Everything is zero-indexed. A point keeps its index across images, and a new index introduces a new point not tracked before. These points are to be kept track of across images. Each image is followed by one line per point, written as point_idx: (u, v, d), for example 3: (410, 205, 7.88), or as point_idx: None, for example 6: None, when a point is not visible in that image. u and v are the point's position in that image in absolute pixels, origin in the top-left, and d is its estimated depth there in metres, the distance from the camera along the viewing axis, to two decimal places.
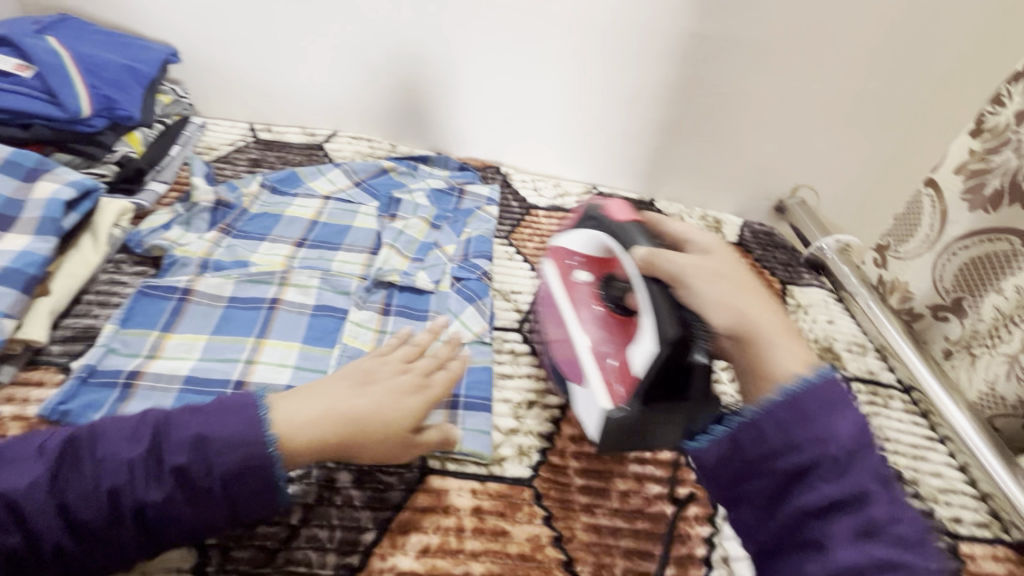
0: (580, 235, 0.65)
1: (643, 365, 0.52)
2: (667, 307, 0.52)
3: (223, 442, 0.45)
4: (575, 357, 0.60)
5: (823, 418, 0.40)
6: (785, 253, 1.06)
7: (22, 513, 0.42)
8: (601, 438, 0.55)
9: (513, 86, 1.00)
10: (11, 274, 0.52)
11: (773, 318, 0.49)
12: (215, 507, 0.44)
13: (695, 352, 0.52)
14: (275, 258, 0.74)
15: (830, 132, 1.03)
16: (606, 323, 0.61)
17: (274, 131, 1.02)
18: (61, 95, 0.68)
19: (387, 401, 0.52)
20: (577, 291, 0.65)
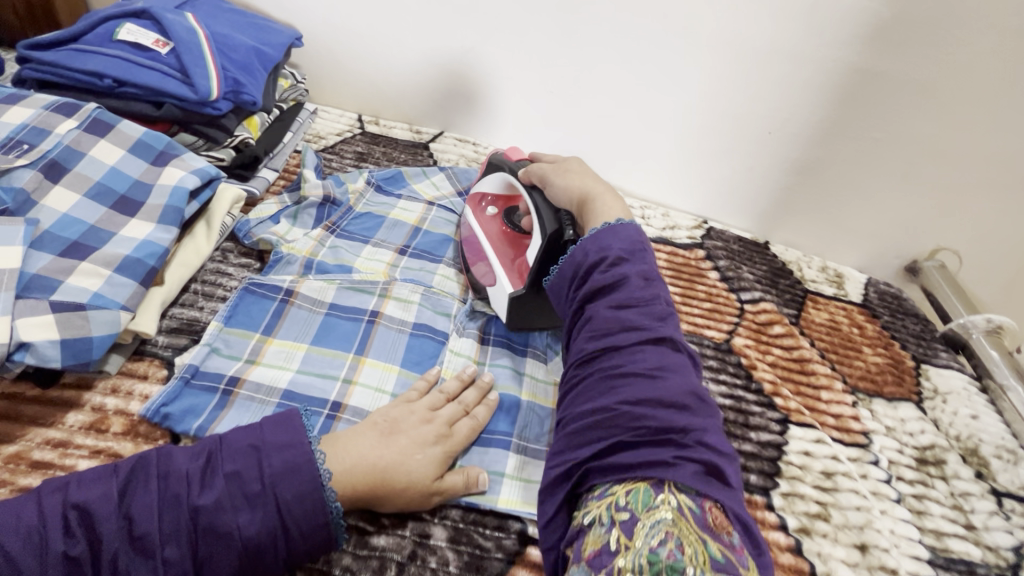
0: (490, 178, 0.73)
1: (533, 258, 0.62)
2: (546, 205, 0.63)
3: (277, 446, 0.42)
4: (482, 257, 0.69)
5: (606, 237, 0.55)
6: (916, 322, 0.91)
7: (90, 519, 0.38)
8: (510, 318, 0.64)
9: (635, 105, 0.91)
10: (133, 264, 0.50)
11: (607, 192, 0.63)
12: (288, 523, 0.40)
13: (565, 235, 0.60)
14: (377, 266, 0.70)
15: (1001, 196, 0.88)
16: (509, 240, 0.70)
17: (381, 124, 1.00)
18: (194, 76, 0.66)
19: (427, 462, 0.48)
20: (484, 221, 0.73)
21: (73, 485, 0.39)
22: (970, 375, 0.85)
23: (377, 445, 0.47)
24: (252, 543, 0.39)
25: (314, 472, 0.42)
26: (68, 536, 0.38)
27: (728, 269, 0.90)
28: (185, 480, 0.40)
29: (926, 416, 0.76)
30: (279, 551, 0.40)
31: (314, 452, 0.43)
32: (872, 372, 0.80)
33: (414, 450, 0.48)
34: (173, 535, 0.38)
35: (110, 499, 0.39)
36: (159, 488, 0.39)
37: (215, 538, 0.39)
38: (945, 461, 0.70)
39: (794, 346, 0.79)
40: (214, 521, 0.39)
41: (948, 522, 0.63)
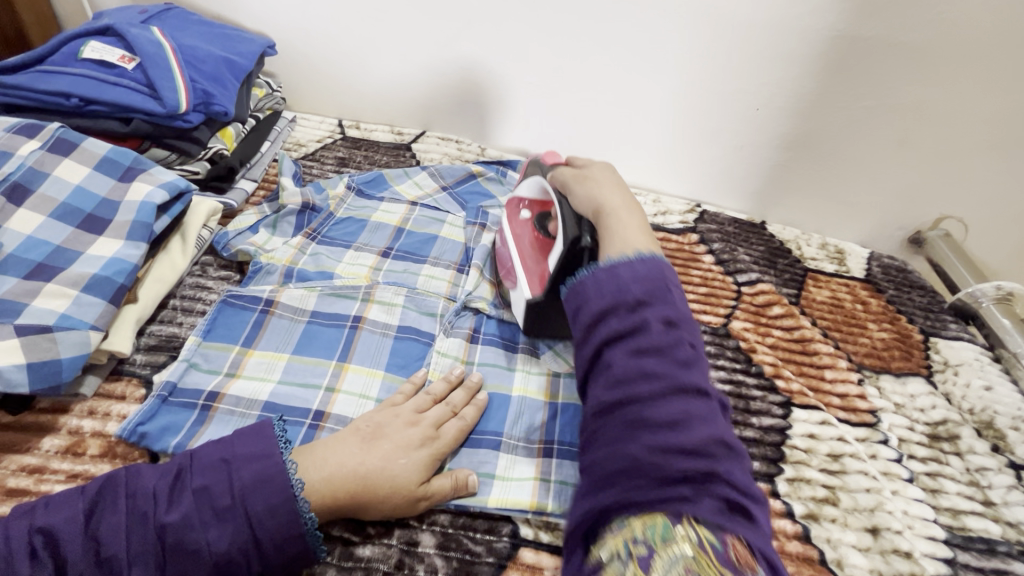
0: (531, 183, 0.68)
1: (553, 265, 0.57)
2: (568, 210, 0.59)
3: (247, 459, 0.41)
4: (511, 265, 0.65)
5: (624, 275, 0.49)
6: (923, 294, 0.88)
7: (56, 543, 0.37)
8: (526, 322, 0.61)
9: (619, 90, 0.89)
10: (100, 282, 0.49)
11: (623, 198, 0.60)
12: (261, 538, 0.39)
13: (582, 241, 0.55)
14: (360, 271, 0.69)
15: (1003, 157, 0.84)
16: (540, 247, 0.64)
17: (361, 128, 0.98)
18: (161, 89, 0.65)
19: (411, 466, 0.46)
20: (516, 226, 0.69)
21: (41, 508, 0.38)
22: (981, 345, 0.81)
23: (356, 451, 0.45)
24: (223, 559, 0.38)
25: (285, 484, 0.41)
26: (34, 559, 0.37)
27: (722, 251, 0.88)
28: (153, 497, 0.39)
29: (937, 390, 0.73)
30: (253, 565, 0.39)
31: (287, 463, 0.42)
32: (878, 348, 0.77)
33: (396, 455, 0.46)
34: (141, 554, 0.37)
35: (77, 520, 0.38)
36: (127, 507, 0.38)
37: (185, 556, 0.38)
38: (959, 435, 0.67)
39: (795, 326, 0.77)
40: (183, 538, 0.38)
41: (965, 499, 0.60)
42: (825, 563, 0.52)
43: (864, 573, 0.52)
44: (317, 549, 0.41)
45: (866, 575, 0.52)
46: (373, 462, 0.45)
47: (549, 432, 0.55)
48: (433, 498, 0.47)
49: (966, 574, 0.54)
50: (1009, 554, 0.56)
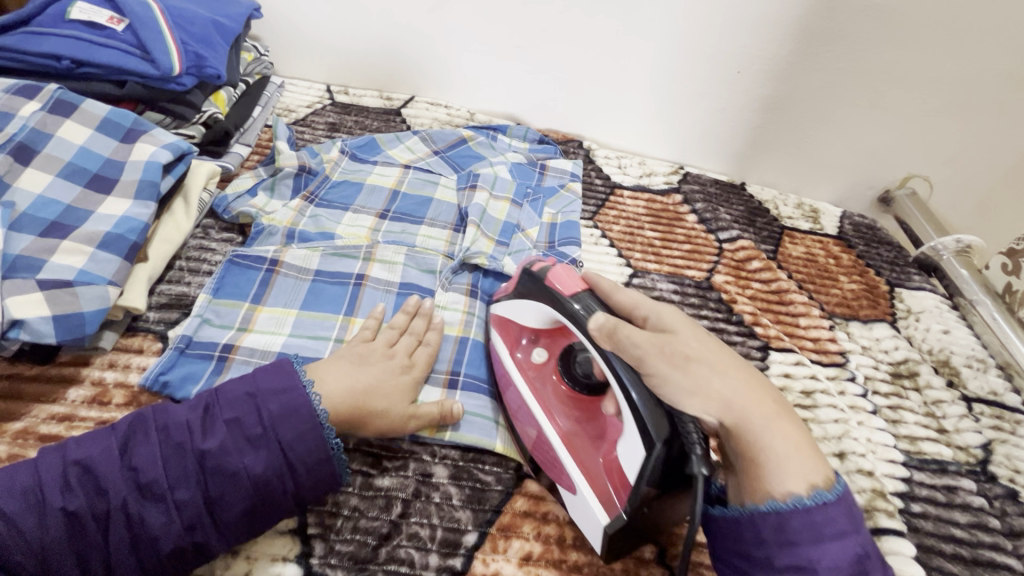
0: (525, 306, 0.53)
1: (636, 474, 0.42)
2: (636, 389, 0.43)
3: (271, 394, 0.44)
4: (527, 413, 0.51)
5: (739, 430, 0.42)
6: (890, 249, 0.94)
7: (97, 473, 0.40)
8: (608, 552, 0.44)
9: (605, 54, 0.91)
10: (114, 239, 0.50)
11: (754, 396, 0.43)
12: (292, 462, 0.43)
13: (697, 468, 0.40)
14: (360, 231, 0.71)
15: (966, 118, 0.89)
16: (581, 410, 0.51)
17: (350, 93, 0.99)
18: (154, 51, 0.65)
19: (401, 385, 0.51)
20: (534, 373, 0.53)
21: (76, 445, 0.41)
22: (942, 294, 0.88)
23: (353, 375, 0.49)
24: (260, 482, 0.42)
25: (310, 415, 0.44)
26: (70, 490, 0.39)
27: (705, 210, 0.92)
28: (186, 429, 0.42)
29: (899, 333, 0.79)
30: (287, 488, 0.43)
31: (310, 395, 0.45)
32: (848, 298, 0.83)
33: (388, 378, 0.51)
34: (182, 479, 0.40)
35: (114, 453, 0.41)
36: (161, 439, 0.41)
37: (225, 480, 0.41)
38: (918, 373, 0.74)
39: (772, 278, 0.82)
40: (219, 463, 0.41)
41: (922, 427, 0.67)
42: None
43: None
44: (342, 471, 0.45)
45: None
46: (371, 384, 0.50)
47: None
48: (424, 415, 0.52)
49: (921, 490, 0.60)
50: (959, 472, 0.63)
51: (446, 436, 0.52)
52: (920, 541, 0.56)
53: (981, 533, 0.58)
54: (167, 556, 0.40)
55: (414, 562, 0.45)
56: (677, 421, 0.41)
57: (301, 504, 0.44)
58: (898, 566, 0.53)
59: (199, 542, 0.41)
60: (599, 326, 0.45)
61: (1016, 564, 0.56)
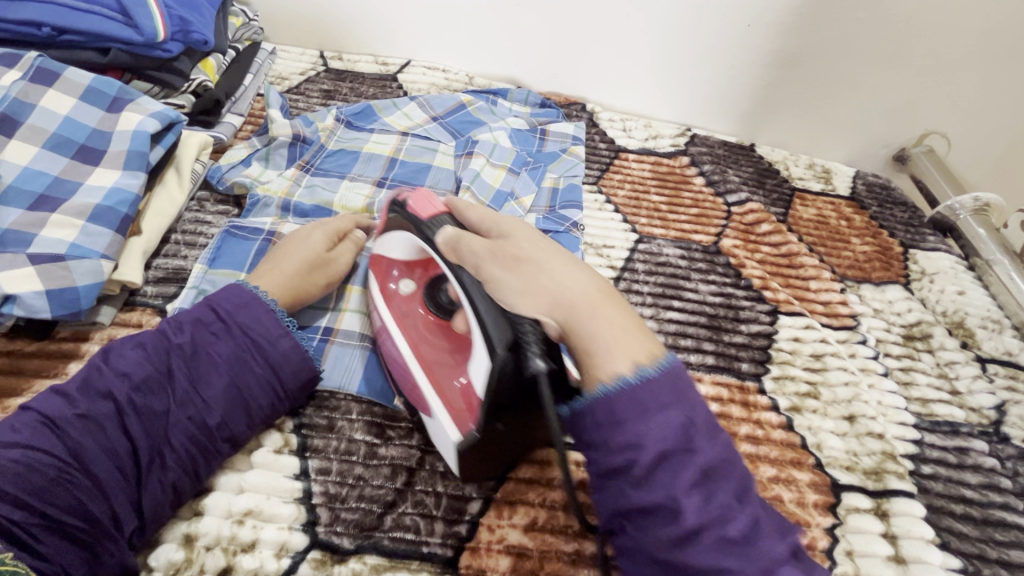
0: (391, 237, 0.53)
1: (481, 383, 0.40)
2: (489, 308, 0.40)
3: (224, 295, 0.49)
4: (404, 366, 0.49)
5: (632, 420, 0.35)
6: (904, 210, 0.91)
7: (90, 384, 0.42)
8: (461, 467, 0.45)
9: (608, 9, 0.86)
10: (105, 212, 0.49)
11: (614, 316, 0.39)
12: (266, 342, 0.48)
13: (531, 364, 0.37)
14: (355, 204, 0.69)
15: (989, 69, 0.85)
16: (442, 330, 0.51)
17: (344, 59, 0.95)
18: (136, 16, 0.62)
19: (312, 246, 0.56)
20: (399, 304, 0.53)
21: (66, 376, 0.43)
22: (957, 256, 0.85)
23: (273, 275, 0.53)
24: (234, 361, 0.46)
25: (264, 303, 0.49)
26: (71, 400, 0.41)
27: (713, 172, 0.89)
28: (160, 335, 0.46)
29: (913, 296, 0.77)
30: (261, 364, 0.47)
31: (257, 290, 0.50)
32: (860, 260, 0.81)
33: (303, 254, 0.55)
34: (171, 372, 0.44)
35: (99, 366, 0.44)
36: (139, 348, 0.45)
37: (204, 363, 0.46)
38: (932, 335, 0.72)
39: (782, 242, 0.80)
40: (200, 351, 0.46)
41: (934, 389, 0.66)
42: (807, 447, 0.58)
43: (842, 453, 0.58)
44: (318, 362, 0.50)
45: (844, 455, 0.57)
46: (291, 269, 0.53)
47: None
48: (344, 252, 0.58)
49: (931, 451, 0.60)
50: (971, 434, 0.62)
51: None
52: (930, 502, 0.55)
53: (992, 494, 0.57)
54: (178, 442, 0.43)
55: (420, 529, 0.45)
56: (516, 321, 0.39)
57: (281, 393, 0.48)
58: (908, 528, 0.53)
59: (199, 422, 0.44)
60: (447, 241, 0.45)
61: None
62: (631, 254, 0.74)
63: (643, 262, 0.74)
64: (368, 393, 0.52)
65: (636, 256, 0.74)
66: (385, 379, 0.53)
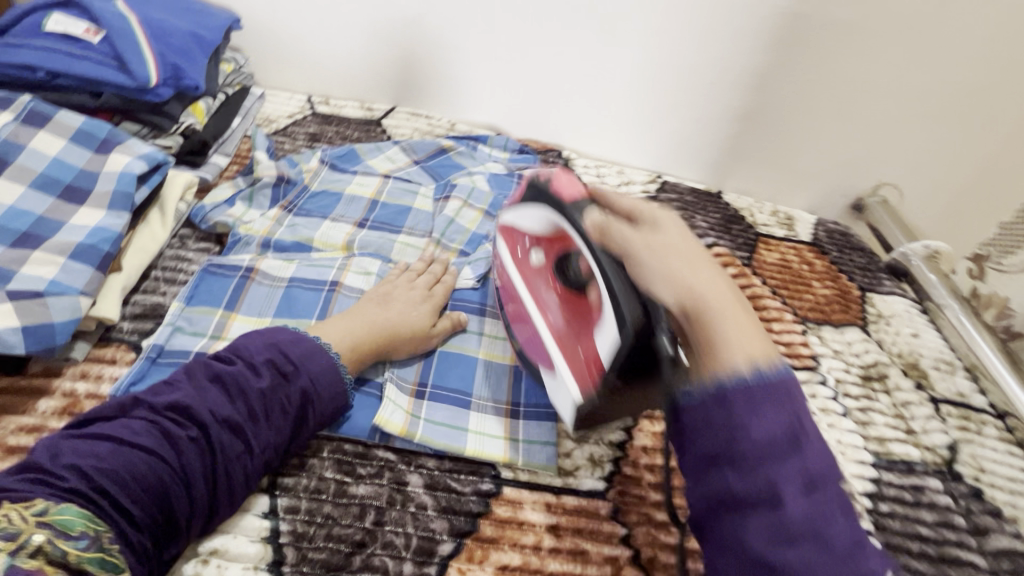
0: (527, 211, 0.60)
1: (606, 351, 0.49)
2: (617, 275, 0.48)
3: (291, 342, 0.51)
4: (531, 334, 0.59)
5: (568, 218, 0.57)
6: (861, 255, 0.96)
7: (180, 417, 0.44)
8: (574, 422, 0.53)
9: (581, 64, 0.93)
10: (86, 250, 0.51)
11: (725, 292, 0.43)
12: (327, 395, 0.50)
13: (660, 342, 0.44)
14: (336, 240, 0.71)
15: (928, 128, 0.92)
16: (572, 306, 0.57)
17: (331, 104, 0.99)
18: (131, 63, 0.66)
19: (418, 315, 0.60)
20: (530, 274, 0.61)
21: (143, 398, 0.44)
22: (912, 299, 0.90)
23: (379, 312, 0.59)
24: (301, 409, 0.48)
25: (329, 354, 0.52)
26: (160, 430, 0.43)
27: (681, 218, 0.93)
28: (236, 376, 0.47)
29: (870, 337, 0.81)
30: (319, 413, 0.50)
31: (318, 340, 0.53)
32: (821, 303, 0.85)
33: (409, 308, 0.60)
34: (250, 417, 0.46)
35: (184, 397, 0.45)
36: (219, 388, 0.46)
37: (277, 410, 0.47)
38: (888, 375, 0.75)
39: (746, 285, 0.84)
40: (274, 399, 0.47)
41: (890, 428, 0.68)
42: None
43: None
44: (350, 387, 0.53)
45: None
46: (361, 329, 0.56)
47: (515, 394, 0.60)
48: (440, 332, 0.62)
49: (888, 490, 0.62)
50: (926, 472, 0.64)
51: (414, 438, 0.53)
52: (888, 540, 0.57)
53: (947, 531, 0.59)
54: (252, 481, 0.46)
55: (388, 570, 0.45)
56: (650, 308, 0.45)
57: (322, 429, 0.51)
58: None
59: (271, 464, 0.47)
60: (594, 226, 0.52)
61: (979, 561, 0.57)
62: None
63: None
64: (339, 429, 0.53)
65: None
66: (355, 415, 0.54)
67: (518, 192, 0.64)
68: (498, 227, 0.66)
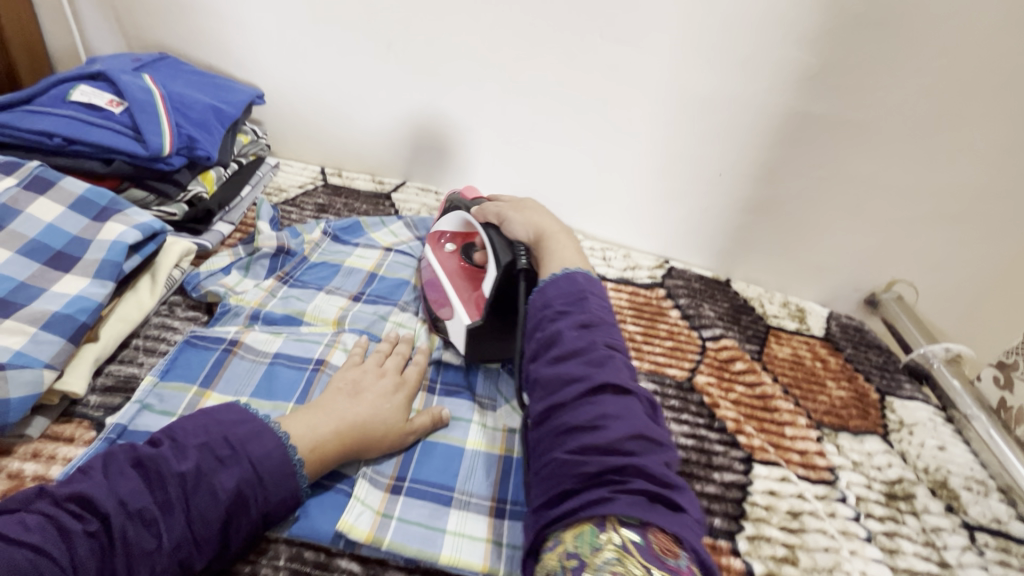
0: (443, 220, 0.73)
1: (489, 289, 0.61)
2: (498, 240, 0.62)
3: (233, 422, 0.47)
4: (440, 290, 0.68)
5: (554, 295, 0.53)
6: (879, 354, 0.92)
7: (85, 508, 0.40)
8: (467, 349, 0.63)
9: (586, 150, 0.93)
10: (61, 321, 0.49)
11: (557, 222, 0.64)
12: (262, 484, 0.45)
13: (519, 265, 0.60)
14: (327, 314, 0.69)
15: (945, 229, 0.89)
16: (467, 274, 0.69)
17: (343, 176, 1.01)
18: (146, 133, 0.67)
19: (391, 410, 0.55)
20: (442, 256, 0.72)
21: (50, 488, 0.41)
22: (935, 405, 0.84)
23: (350, 405, 0.53)
24: (234, 498, 0.43)
25: (276, 435, 0.47)
26: (61, 522, 0.39)
27: (688, 307, 0.90)
28: (158, 458, 0.43)
29: (892, 449, 0.75)
30: (257, 506, 0.44)
31: (269, 421, 0.48)
32: (837, 406, 0.79)
33: (381, 401, 0.55)
34: (166, 507, 0.41)
35: (99, 483, 0.41)
36: (140, 473, 0.42)
37: (201, 498, 0.42)
38: (914, 495, 0.69)
39: (756, 382, 0.79)
40: (197, 486, 0.42)
41: (922, 560, 0.61)
42: None
43: None
44: (304, 487, 0.47)
45: None
46: (335, 429, 0.51)
47: (502, 489, 0.55)
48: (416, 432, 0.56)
49: None
50: None
51: (382, 545, 0.48)
52: None
53: None
54: None
55: None
56: (513, 248, 0.61)
57: (263, 531, 0.45)
58: None
59: (183, 564, 0.41)
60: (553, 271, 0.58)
61: None
62: None
63: None
64: (301, 533, 0.48)
65: None
66: (322, 515, 0.49)
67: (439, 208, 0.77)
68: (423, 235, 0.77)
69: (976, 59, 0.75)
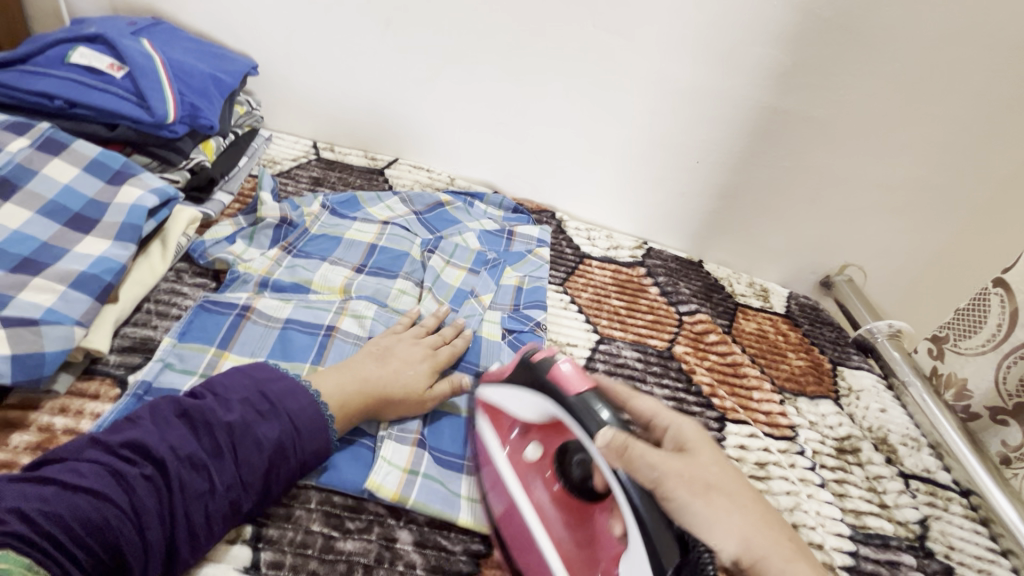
0: (519, 397, 0.53)
1: (625, 573, 0.43)
2: (644, 511, 0.42)
3: (269, 380, 0.51)
4: (525, 541, 0.50)
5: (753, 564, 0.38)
6: (832, 330, 1.02)
7: (138, 455, 0.43)
8: None
9: (575, 134, 0.97)
10: (89, 280, 0.52)
11: (730, 490, 0.45)
12: (299, 435, 0.48)
13: (679, 572, 0.40)
14: (334, 283, 0.71)
15: (892, 218, 0.99)
16: (566, 500, 0.51)
17: (335, 151, 1.02)
18: (151, 100, 0.67)
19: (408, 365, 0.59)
20: (521, 468, 0.53)
21: (99, 437, 0.43)
22: (878, 374, 0.95)
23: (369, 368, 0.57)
24: (276, 447, 0.47)
25: (309, 393, 0.51)
26: (117, 465, 0.42)
27: (666, 284, 0.97)
28: (204, 411, 0.46)
29: (842, 410, 0.85)
30: (295, 455, 0.48)
31: (301, 380, 0.52)
32: (796, 374, 0.88)
33: (403, 367, 0.59)
34: (215, 453, 0.45)
35: (150, 431, 0.44)
36: (188, 424, 0.45)
37: (246, 445, 0.46)
38: (860, 449, 0.78)
39: (728, 352, 0.87)
40: (242, 434, 0.46)
41: (865, 501, 0.71)
42: None
43: None
44: (334, 439, 0.51)
45: None
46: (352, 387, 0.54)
47: None
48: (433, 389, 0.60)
49: (867, 564, 0.64)
50: (900, 547, 0.67)
51: (407, 502, 0.52)
52: None
53: None
54: (211, 522, 0.43)
55: None
56: (684, 541, 0.40)
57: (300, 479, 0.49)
58: None
59: (233, 505, 0.44)
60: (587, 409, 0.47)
61: None
62: (591, 355, 0.80)
63: (602, 364, 0.79)
64: (330, 482, 0.51)
65: (595, 358, 0.79)
66: (349, 468, 0.53)
67: (507, 366, 0.56)
68: (479, 402, 0.58)
69: (925, 65, 0.84)
